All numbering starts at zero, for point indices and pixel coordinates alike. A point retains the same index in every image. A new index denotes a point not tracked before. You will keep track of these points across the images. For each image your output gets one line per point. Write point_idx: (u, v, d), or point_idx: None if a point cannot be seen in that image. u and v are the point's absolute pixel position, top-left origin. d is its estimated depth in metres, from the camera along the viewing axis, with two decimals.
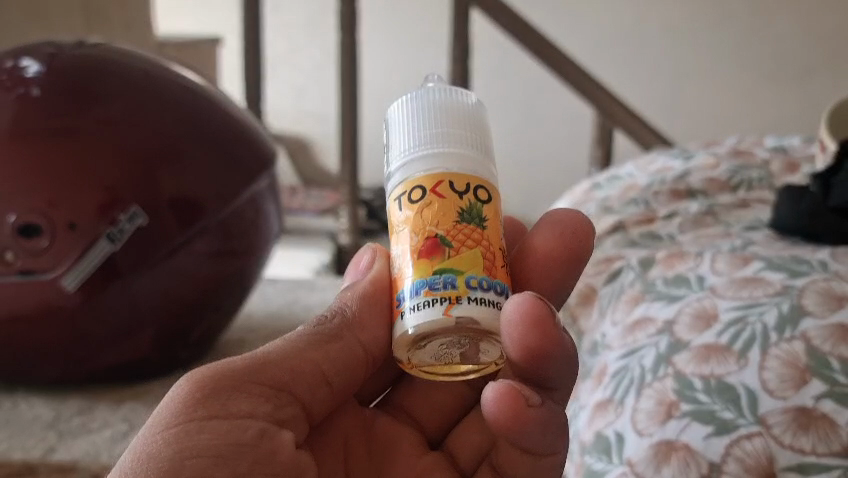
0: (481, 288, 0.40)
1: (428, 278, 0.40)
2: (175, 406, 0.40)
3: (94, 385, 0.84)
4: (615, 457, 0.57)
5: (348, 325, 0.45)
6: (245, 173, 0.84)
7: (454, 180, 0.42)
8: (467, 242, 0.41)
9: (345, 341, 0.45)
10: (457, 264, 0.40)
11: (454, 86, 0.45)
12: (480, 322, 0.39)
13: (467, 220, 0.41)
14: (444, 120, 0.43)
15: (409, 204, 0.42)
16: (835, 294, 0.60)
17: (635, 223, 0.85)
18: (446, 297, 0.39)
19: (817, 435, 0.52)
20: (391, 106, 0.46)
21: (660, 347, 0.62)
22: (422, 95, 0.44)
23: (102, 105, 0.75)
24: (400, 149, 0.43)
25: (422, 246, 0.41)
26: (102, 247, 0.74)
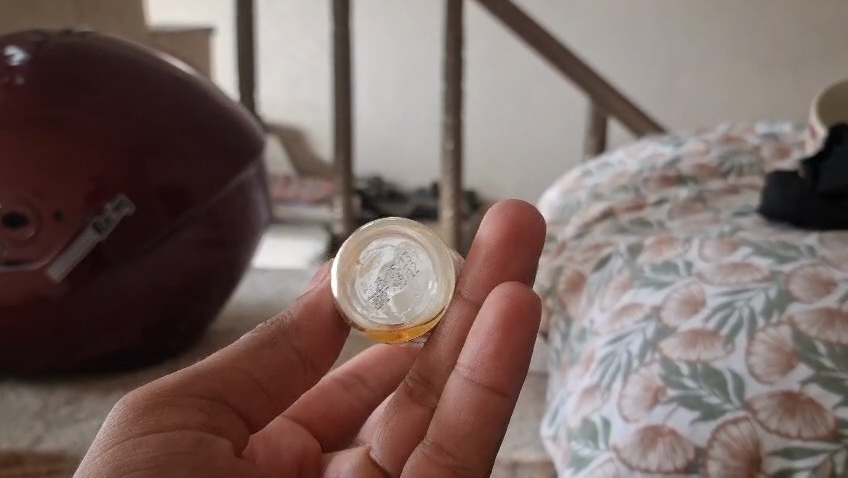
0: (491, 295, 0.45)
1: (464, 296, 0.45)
2: (113, 427, 0.39)
3: (83, 375, 0.83)
4: (601, 443, 0.57)
5: (281, 331, 0.44)
6: (234, 162, 0.84)
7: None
8: None
9: (278, 345, 0.43)
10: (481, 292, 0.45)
11: None
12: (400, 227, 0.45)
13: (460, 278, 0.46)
14: None
15: None
16: (822, 280, 0.60)
17: (624, 210, 0.84)
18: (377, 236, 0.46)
19: (803, 420, 0.52)
20: None
21: (647, 333, 0.61)
22: None
23: (88, 94, 0.75)
24: None
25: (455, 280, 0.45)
26: (88, 237, 0.74)
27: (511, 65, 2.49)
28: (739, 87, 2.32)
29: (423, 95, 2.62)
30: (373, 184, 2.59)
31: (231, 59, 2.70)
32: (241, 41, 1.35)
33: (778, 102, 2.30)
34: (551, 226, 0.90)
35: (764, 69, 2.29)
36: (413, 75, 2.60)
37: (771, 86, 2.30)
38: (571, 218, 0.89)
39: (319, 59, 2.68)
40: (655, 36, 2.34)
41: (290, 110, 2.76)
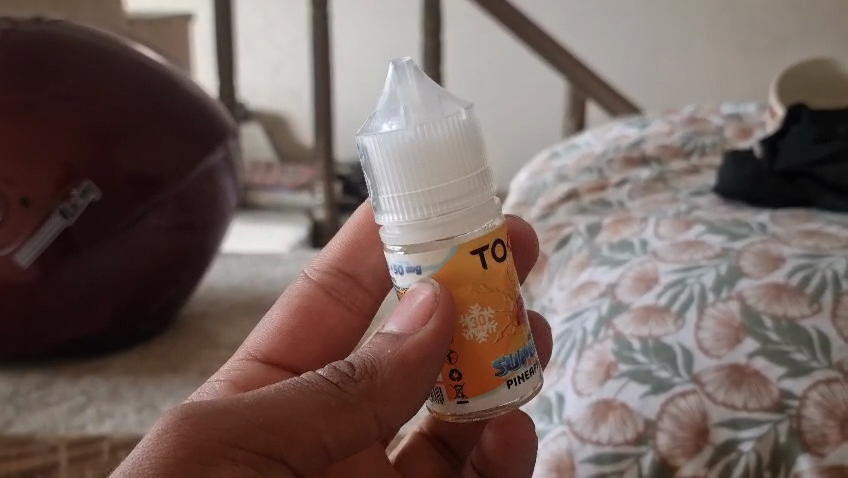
0: (514, 370, 0.41)
1: (511, 353, 0.41)
2: (153, 463, 0.35)
3: (52, 360, 0.84)
4: (555, 417, 0.59)
5: (374, 391, 0.40)
6: (202, 147, 0.85)
7: (486, 247, 0.39)
8: (491, 267, 0.39)
9: (363, 414, 0.40)
10: (515, 345, 0.41)
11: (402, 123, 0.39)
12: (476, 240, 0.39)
13: (517, 300, 0.41)
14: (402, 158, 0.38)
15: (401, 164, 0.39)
16: (771, 256, 0.61)
17: (587, 190, 0.86)
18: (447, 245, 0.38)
19: (749, 392, 0.53)
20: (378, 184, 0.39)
21: (602, 310, 0.63)
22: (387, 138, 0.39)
23: (54, 81, 0.75)
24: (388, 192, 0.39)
25: (483, 320, 0.40)
26: (55, 223, 0.74)
27: (491, 49, 2.50)
28: (717, 70, 2.34)
29: None
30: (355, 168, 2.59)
31: (211, 45, 2.70)
32: (218, 28, 1.35)
33: (755, 84, 2.32)
34: (517, 206, 0.91)
35: (742, 51, 2.31)
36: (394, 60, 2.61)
37: (748, 68, 2.31)
38: (537, 198, 0.90)
39: (301, 44, 2.68)
40: (635, 18, 2.34)
41: (273, 95, 2.76)
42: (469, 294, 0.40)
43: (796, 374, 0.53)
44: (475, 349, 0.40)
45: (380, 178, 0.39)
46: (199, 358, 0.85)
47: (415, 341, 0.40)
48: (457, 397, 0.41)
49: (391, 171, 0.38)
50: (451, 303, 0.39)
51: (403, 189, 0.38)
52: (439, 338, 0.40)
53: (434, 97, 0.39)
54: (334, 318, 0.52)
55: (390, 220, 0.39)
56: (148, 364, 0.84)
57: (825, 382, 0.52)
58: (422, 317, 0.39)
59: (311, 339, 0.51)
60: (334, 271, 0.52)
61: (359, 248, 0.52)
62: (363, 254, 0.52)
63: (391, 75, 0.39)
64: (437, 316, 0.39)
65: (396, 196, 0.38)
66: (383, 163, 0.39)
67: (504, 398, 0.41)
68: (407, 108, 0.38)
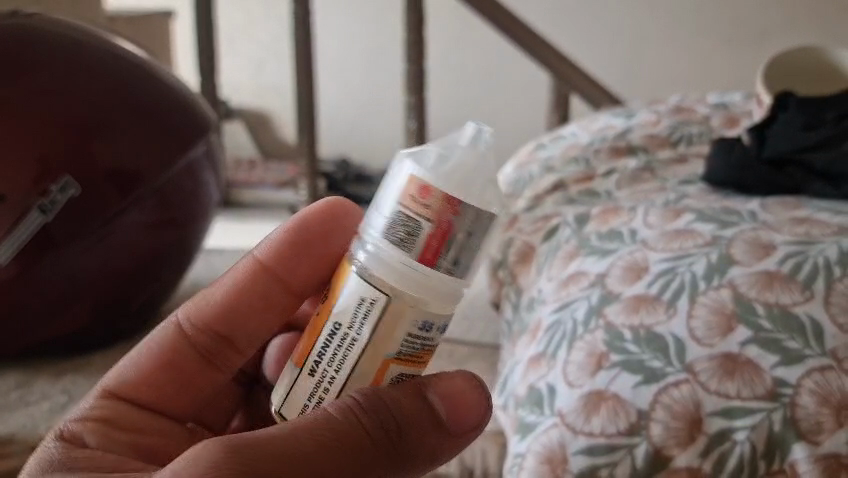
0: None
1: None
2: None
3: (30, 359, 0.83)
4: (546, 409, 0.58)
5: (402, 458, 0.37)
6: (183, 141, 0.83)
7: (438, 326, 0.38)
8: None
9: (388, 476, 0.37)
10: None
11: (443, 165, 0.35)
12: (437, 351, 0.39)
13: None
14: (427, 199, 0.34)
15: (417, 205, 0.34)
16: (762, 243, 0.61)
17: (575, 181, 0.85)
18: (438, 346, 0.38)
19: (742, 381, 0.53)
20: (384, 209, 0.35)
21: (592, 300, 0.62)
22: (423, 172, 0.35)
23: (29, 74, 0.73)
24: (389, 224, 0.35)
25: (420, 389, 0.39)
26: (33, 219, 0.73)
27: (473, 43, 2.49)
28: (701, 61, 2.34)
29: (387, 75, 2.61)
30: (339, 165, 2.57)
31: (192, 43, 2.67)
32: (199, 25, 1.33)
33: (740, 74, 2.32)
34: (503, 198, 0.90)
35: (726, 41, 2.31)
36: (377, 56, 2.59)
37: (732, 58, 2.31)
38: (525, 190, 0.89)
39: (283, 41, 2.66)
40: (617, 13, 2.34)
41: (255, 93, 2.73)
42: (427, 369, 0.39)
43: (790, 363, 0.52)
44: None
45: (398, 220, 0.35)
46: None
47: (447, 430, 0.39)
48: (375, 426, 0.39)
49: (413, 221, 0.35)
50: (473, 395, 0.40)
51: (410, 230, 0.34)
52: (464, 435, 0.40)
53: (484, 174, 0.35)
54: (204, 374, 0.48)
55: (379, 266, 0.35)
56: None
57: (819, 369, 0.52)
58: (462, 399, 0.39)
59: (175, 388, 0.47)
60: (207, 327, 0.46)
61: (241, 313, 0.46)
62: (244, 320, 0.47)
63: (463, 135, 0.36)
64: (465, 406, 0.40)
65: (407, 255, 0.34)
66: (414, 211, 0.34)
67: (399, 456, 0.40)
68: (459, 166, 0.35)
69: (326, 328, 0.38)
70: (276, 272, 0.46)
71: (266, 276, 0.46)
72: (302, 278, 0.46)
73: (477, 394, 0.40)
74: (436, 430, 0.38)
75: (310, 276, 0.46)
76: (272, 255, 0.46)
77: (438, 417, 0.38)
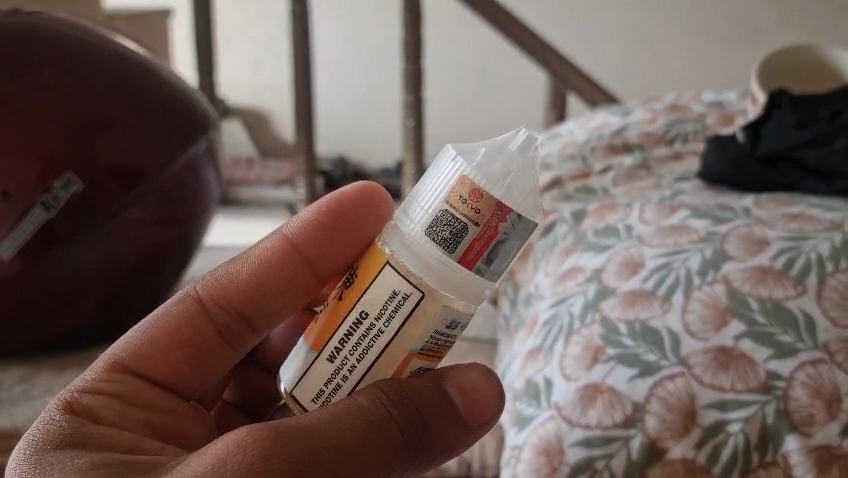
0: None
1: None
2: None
3: (34, 355, 0.83)
4: (543, 402, 0.59)
5: (425, 449, 0.38)
6: (184, 138, 0.84)
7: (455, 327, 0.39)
8: None
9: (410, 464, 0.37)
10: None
11: (495, 170, 0.36)
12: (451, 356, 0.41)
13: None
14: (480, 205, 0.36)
15: (466, 209, 0.36)
16: (756, 239, 0.61)
17: (571, 178, 0.86)
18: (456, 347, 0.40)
19: (736, 374, 0.53)
20: (431, 205, 0.36)
21: (588, 295, 0.63)
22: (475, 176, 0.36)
23: (33, 72, 0.74)
24: (434, 222, 0.36)
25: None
26: (36, 216, 0.74)
27: (470, 42, 2.49)
28: (697, 59, 2.34)
29: (384, 73, 2.62)
30: (337, 164, 2.58)
31: (190, 41, 2.68)
32: (198, 23, 1.34)
33: (736, 73, 2.33)
34: None
35: (721, 40, 2.32)
36: (374, 55, 2.60)
37: (728, 57, 2.32)
38: None
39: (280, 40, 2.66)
40: (613, 12, 2.35)
41: (252, 92, 2.74)
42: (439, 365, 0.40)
43: (783, 356, 0.53)
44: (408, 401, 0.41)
45: (442, 219, 0.36)
46: None
47: (464, 422, 0.39)
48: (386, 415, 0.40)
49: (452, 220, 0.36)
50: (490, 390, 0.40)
51: (458, 233, 0.35)
52: (475, 429, 0.40)
53: (531, 183, 0.37)
54: (217, 356, 0.47)
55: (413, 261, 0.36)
56: None
57: (811, 363, 0.53)
58: (481, 393, 0.40)
59: (190, 368, 0.46)
60: (230, 305, 0.46)
61: (264, 292, 0.46)
62: (265, 300, 0.47)
63: (516, 141, 0.37)
64: (480, 397, 0.40)
65: (451, 255, 0.36)
66: (463, 215, 0.36)
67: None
68: (511, 173, 0.36)
69: (347, 320, 0.39)
70: (304, 251, 0.46)
71: (293, 253, 0.46)
72: (329, 264, 0.46)
73: (494, 386, 0.41)
74: (455, 424, 0.39)
75: (336, 263, 0.46)
76: (301, 233, 0.46)
77: (456, 409, 0.39)
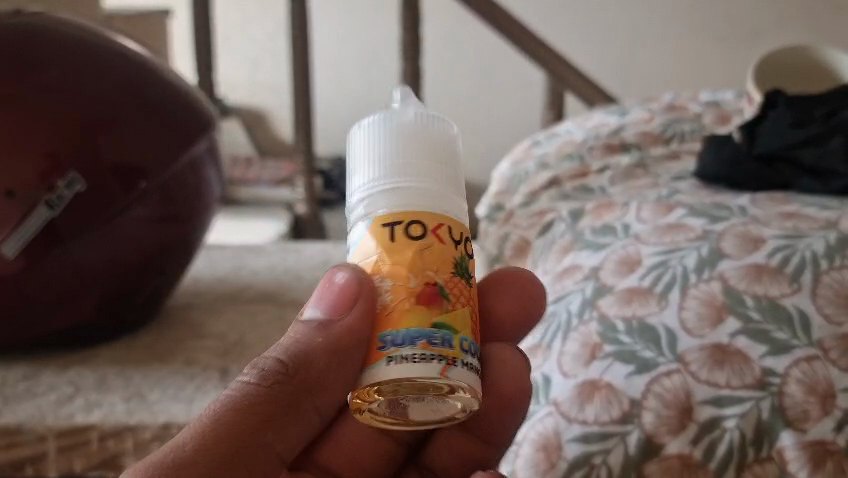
0: (470, 352, 0.39)
1: (427, 328, 0.38)
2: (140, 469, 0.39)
3: (37, 353, 0.84)
4: (542, 398, 0.60)
5: (299, 370, 0.41)
6: (187, 137, 0.85)
7: (408, 224, 0.39)
8: (461, 300, 0.39)
9: (288, 384, 0.41)
10: (454, 322, 0.38)
11: (394, 117, 0.42)
12: (468, 382, 0.38)
13: (460, 274, 0.40)
14: (396, 146, 0.40)
15: (370, 159, 0.41)
16: (752, 237, 0.62)
17: (569, 177, 0.87)
18: (444, 356, 0.37)
19: (731, 370, 0.54)
20: (355, 169, 0.42)
21: (586, 292, 0.64)
22: (372, 128, 0.42)
23: (37, 73, 0.75)
24: (364, 180, 0.41)
25: (420, 290, 0.38)
26: (40, 215, 0.74)
27: (468, 41, 2.50)
28: (694, 59, 2.35)
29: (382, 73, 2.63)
30: (335, 163, 2.59)
31: (188, 41, 2.69)
32: (197, 24, 1.35)
33: (733, 72, 2.34)
34: (500, 195, 0.92)
35: (718, 40, 2.33)
36: (373, 55, 2.61)
37: (725, 57, 2.33)
38: (520, 186, 0.91)
39: (279, 40, 2.67)
40: (612, 11, 2.36)
41: (251, 91, 2.75)
42: (408, 269, 0.39)
43: (778, 353, 0.54)
44: (399, 318, 0.38)
45: (369, 173, 0.41)
46: (188, 348, 0.85)
47: (329, 322, 0.42)
48: (384, 356, 0.38)
49: (382, 154, 0.41)
50: (364, 292, 0.40)
51: (385, 176, 0.40)
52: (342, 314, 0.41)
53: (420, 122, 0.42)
54: None
55: (365, 198, 0.40)
56: (134, 354, 0.84)
57: (806, 359, 0.53)
58: (341, 290, 0.41)
59: None
60: None
61: None
62: None
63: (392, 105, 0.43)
64: (353, 301, 0.40)
65: (383, 189, 0.40)
66: (377, 157, 0.41)
67: (413, 369, 0.37)
68: (399, 117, 0.42)
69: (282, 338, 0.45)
70: None
71: None
72: None
73: (347, 272, 0.41)
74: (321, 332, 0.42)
75: None
76: None
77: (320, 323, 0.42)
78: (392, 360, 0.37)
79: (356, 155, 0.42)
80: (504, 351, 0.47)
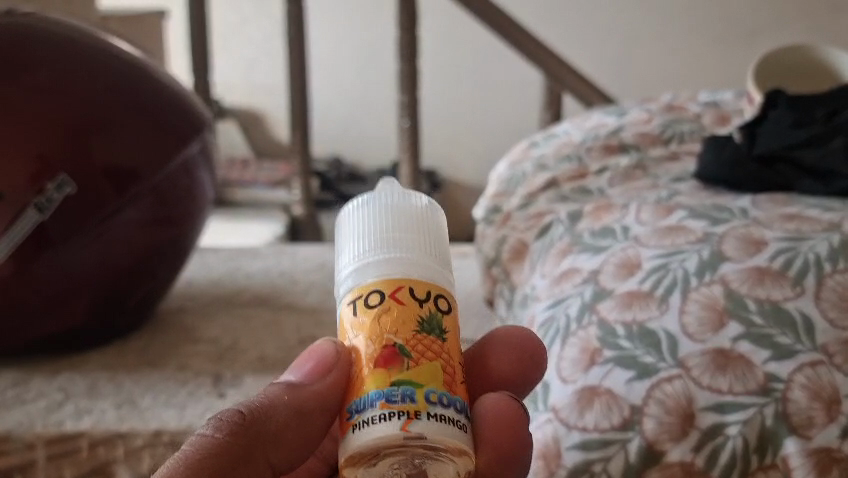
0: (441, 404, 0.36)
1: (385, 389, 0.36)
2: None
3: (27, 357, 0.83)
4: (541, 404, 0.59)
5: (266, 424, 0.41)
6: (179, 138, 0.83)
7: (369, 294, 0.39)
8: (427, 354, 0.37)
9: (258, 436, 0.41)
10: (417, 376, 0.36)
11: (378, 198, 0.42)
12: (437, 438, 0.35)
13: (426, 330, 0.38)
14: (386, 223, 0.41)
15: (352, 238, 0.41)
16: (753, 239, 0.61)
17: (568, 178, 0.86)
18: (404, 411, 0.35)
19: (734, 375, 0.53)
20: (342, 249, 0.42)
21: (585, 296, 0.63)
22: (360, 209, 0.42)
23: (27, 73, 0.74)
24: (351, 254, 0.41)
25: (378, 355, 0.37)
26: (29, 218, 0.72)
27: (464, 43, 2.49)
28: (692, 59, 2.35)
29: (380, 74, 2.61)
30: (332, 164, 2.58)
31: (184, 42, 2.67)
32: (192, 25, 1.33)
33: (732, 73, 2.33)
34: (497, 197, 0.91)
35: (716, 41, 2.32)
36: (369, 56, 2.60)
37: (724, 57, 2.33)
38: (517, 188, 0.90)
39: (275, 40, 2.65)
40: (609, 11, 2.35)
41: (247, 92, 2.73)
42: (368, 336, 0.38)
43: (782, 357, 0.53)
44: (363, 386, 0.37)
45: (351, 251, 0.41)
46: (182, 353, 0.84)
47: (301, 383, 0.42)
48: (350, 426, 0.37)
49: (368, 230, 0.41)
50: (337, 359, 0.40)
51: (370, 247, 0.40)
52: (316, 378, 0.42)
53: (403, 198, 0.42)
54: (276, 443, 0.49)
55: (352, 270, 0.40)
56: (127, 359, 0.83)
57: (810, 364, 0.52)
58: (317, 356, 0.42)
59: None
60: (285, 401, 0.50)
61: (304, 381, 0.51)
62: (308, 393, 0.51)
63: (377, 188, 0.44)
64: (327, 371, 0.41)
65: (369, 257, 0.40)
66: (358, 234, 0.41)
67: (373, 431, 0.35)
68: (384, 196, 0.42)
69: None
70: None
71: None
72: None
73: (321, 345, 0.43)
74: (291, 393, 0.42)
75: None
76: None
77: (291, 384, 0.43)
78: (356, 427, 0.36)
79: (343, 237, 0.42)
80: (503, 402, 0.43)
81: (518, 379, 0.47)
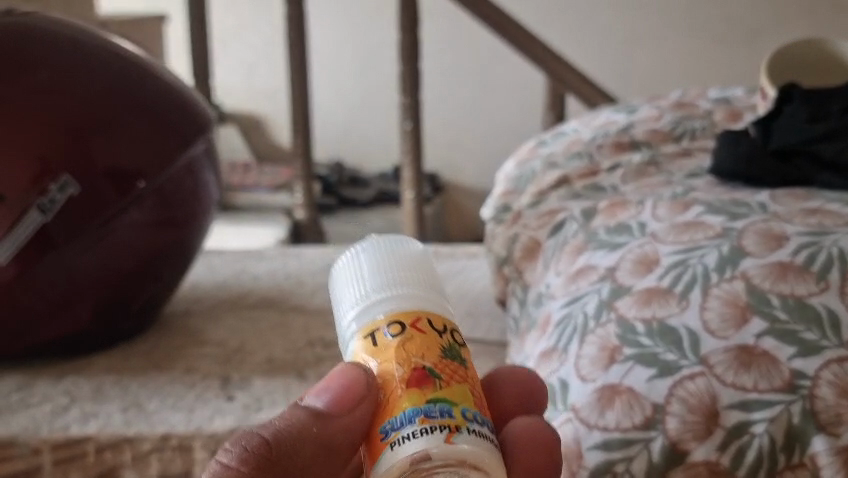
0: (477, 421, 0.35)
1: (422, 405, 0.35)
2: None
3: (30, 362, 0.82)
4: (560, 404, 0.57)
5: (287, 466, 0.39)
6: (184, 139, 0.82)
7: (388, 325, 0.38)
8: (456, 375, 0.37)
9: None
10: (449, 394, 0.36)
11: (373, 244, 0.42)
12: (481, 456, 0.34)
13: (450, 356, 0.37)
14: (384, 265, 0.40)
15: (350, 281, 0.40)
16: (774, 233, 0.60)
17: (579, 176, 0.84)
18: (446, 424, 0.34)
19: (759, 372, 0.52)
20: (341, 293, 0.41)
21: (603, 294, 0.61)
22: (356, 256, 0.42)
23: (29, 73, 0.73)
24: (353, 297, 0.40)
25: (409, 376, 0.36)
26: (33, 219, 0.71)
27: (466, 45, 2.49)
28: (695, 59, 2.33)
29: (382, 78, 2.60)
30: (334, 169, 2.57)
31: (184, 47, 2.67)
32: (194, 26, 1.32)
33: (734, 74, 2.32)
34: (506, 195, 0.90)
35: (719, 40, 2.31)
36: (370, 59, 2.59)
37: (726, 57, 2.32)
38: (527, 186, 0.89)
39: (276, 45, 2.65)
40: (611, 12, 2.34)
41: (248, 97, 2.72)
42: (392, 361, 0.37)
43: (808, 353, 0.52)
44: (396, 407, 0.36)
45: (354, 288, 0.40)
46: (190, 355, 0.83)
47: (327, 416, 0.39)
48: (387, 445, 0.35)
49: (368, 273, 0.40)
50: (369, 390, 0.37)
51: (373, 285, 0.39)
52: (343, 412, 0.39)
53: (398, 244, 0.42)
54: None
55: (357, 310, 0.39)
56: (133, 361, 0.82)
57: (838, 360, 0.51)
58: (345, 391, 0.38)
59: None
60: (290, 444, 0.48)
61: None
62: None
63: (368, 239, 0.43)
64: (355, 404, 0.38)
65: (374, 293, 0.39)
66: (357, 276, 0.40)
67: (410, 448, 0.34)
68: (374, 244, 0.42)
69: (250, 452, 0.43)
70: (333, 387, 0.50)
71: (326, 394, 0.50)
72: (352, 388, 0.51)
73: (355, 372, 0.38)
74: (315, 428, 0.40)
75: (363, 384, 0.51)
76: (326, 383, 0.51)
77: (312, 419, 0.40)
78: (394, 445, 0.35)
79: (338, 281, 0.41)
80: (531, 426, 0.42)
81: (528, 412, 0.46)
